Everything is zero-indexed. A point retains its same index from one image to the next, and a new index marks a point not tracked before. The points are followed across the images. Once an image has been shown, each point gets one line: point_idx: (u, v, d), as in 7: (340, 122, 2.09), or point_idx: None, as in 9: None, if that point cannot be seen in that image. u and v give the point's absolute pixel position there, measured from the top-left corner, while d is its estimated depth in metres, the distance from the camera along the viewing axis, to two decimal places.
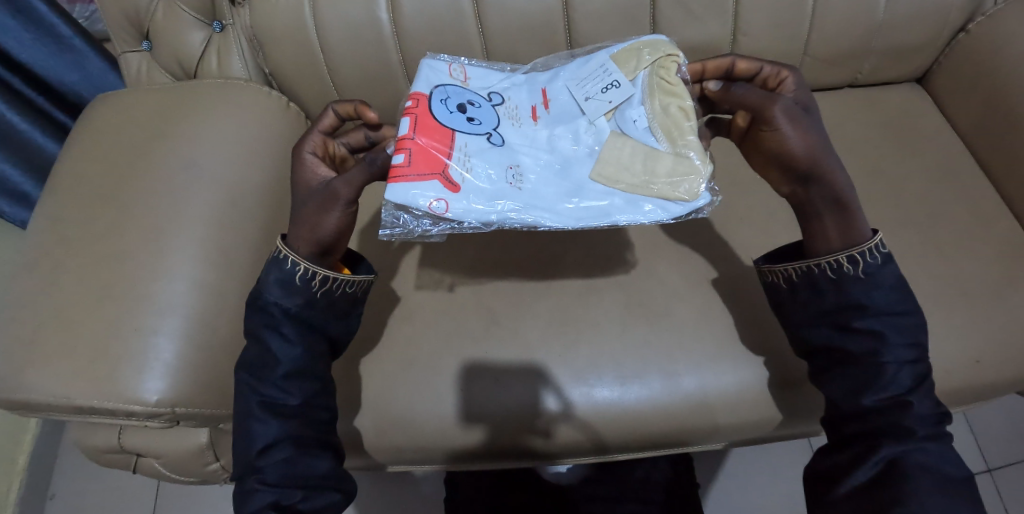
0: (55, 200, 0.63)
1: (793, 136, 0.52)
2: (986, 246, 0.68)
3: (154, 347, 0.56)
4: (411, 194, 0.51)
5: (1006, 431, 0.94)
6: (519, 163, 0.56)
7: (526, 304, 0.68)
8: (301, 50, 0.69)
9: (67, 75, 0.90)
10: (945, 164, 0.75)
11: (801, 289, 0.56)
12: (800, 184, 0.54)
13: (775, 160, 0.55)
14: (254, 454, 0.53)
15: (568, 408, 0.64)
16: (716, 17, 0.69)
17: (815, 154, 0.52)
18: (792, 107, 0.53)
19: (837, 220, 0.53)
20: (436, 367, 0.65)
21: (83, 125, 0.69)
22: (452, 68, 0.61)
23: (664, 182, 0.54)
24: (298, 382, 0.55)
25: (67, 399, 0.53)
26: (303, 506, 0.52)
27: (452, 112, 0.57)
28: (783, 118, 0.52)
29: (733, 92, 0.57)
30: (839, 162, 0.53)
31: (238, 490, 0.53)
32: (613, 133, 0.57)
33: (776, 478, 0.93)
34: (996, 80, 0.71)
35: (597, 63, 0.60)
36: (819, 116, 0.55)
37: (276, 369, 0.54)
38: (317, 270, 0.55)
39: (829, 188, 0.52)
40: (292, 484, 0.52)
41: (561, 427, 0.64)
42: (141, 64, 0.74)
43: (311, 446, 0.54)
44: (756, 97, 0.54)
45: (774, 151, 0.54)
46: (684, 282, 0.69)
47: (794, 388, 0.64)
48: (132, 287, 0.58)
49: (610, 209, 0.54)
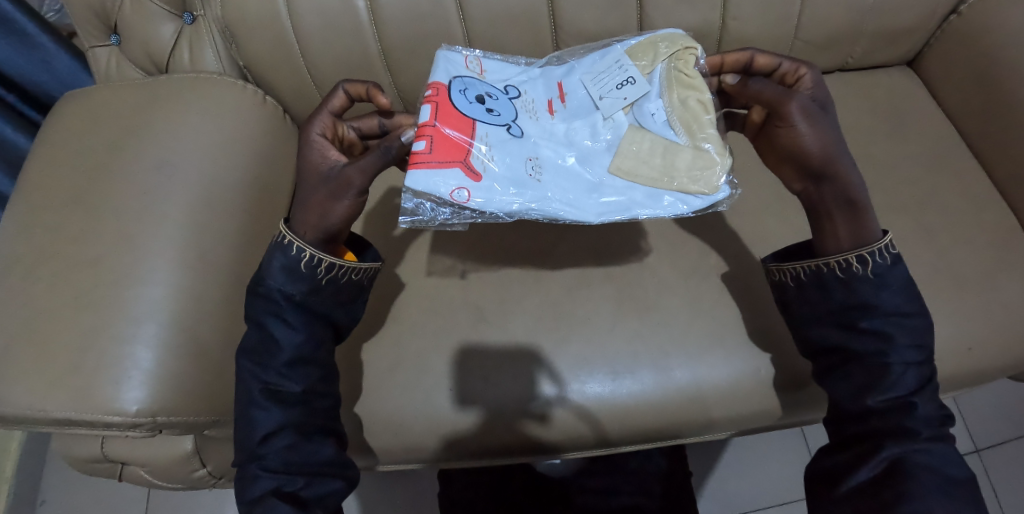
0: (24, 205, 0.61)
1: (808, 133, 0.53)
2: (976, 231, 0.68)
3: (132, 356, 0.54)
4: (433, 182, 0.50)
5: (994, 411, 0.95)
6: (538, 155, 0.55)
7: (514, 301, 0.67)
8: (278, 44, 0.67)
9: (37, 74, 0.86)
10: (935, 147, 0.74)
11: (808, 288, 0.56)
12: (812, 182, 0.56)
13: (789, 156, 0.56)
14: (256, 441, 0.51)
15: (562, 397, 0.63)
16: (704, 2, 0.67)
17: (829, 152, 0.53)
18: (809, 105, 0.54)
19: (849, 220, 0.53)
20: (424, 367, 0.64)
21: (51, 124, 0.66)
22: (468, 60, 0.59)
23: (684, 170, 0.53)
24: (300, 369, 0.53)
25: (43, 412, 0.52)
26: (306, 494, 0.50)
27: (470, 101, 0.55)
28: (799, 115, 0.53)
29: (748, 90, 0.57)
30: (851, 161, 0.54)
31: (238, 477, 0.51)
32: (631, 127, 0.56)
33: (769, 465, 0.93)
34: (986, 63, 0.70)
35: (613, 57, 0.59)
36: (833, 115, 0.55)
37: (278, 356, 0.52)
38: (322, 257, 0.53)
39: (840, 186, 0.53)
40: (294, 470, 0.51)
41: (556, 413, 0.62)
42: (111, 59, 0.71)
43: (315, 433, 0.53)
44: (772, 93, 0.55)
45: (788, 146, 0.55)
46: (675, 274, 0.68)
47: (791, 377, 0.63)
48: (108, 293, 0.56)
49: (627, 206, 0.53)
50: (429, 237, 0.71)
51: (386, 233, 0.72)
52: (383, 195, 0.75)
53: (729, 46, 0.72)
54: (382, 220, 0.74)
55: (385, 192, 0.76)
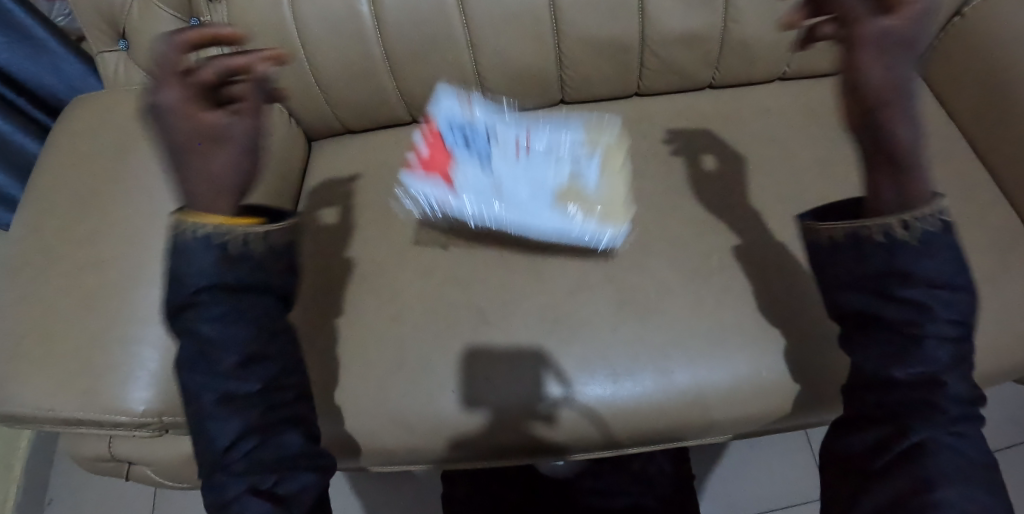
0: (34, 206, 0.62)
1: (878, 74, 0.44)
2: (983, 234, 0.67)
3: (139, 357, 0.55)
4: None
5: (1004, 417, 0.94)
6: None
7: (515, 303, 0.65)
8: (283, 48, 0.68)
9: (46, 78, 0.88)
10: (937, 150, 0.73)
11: (846, 250, 0.52)
12: (865, 131, 0.47)
13: (848, 101, 0.47)
14: (218, 451, 0.50)
15: (570, 396, 0.61)
16: (706, 6, 0.67)
17: (888, 97, 0.45)
18: (890, 40, 0.44)
19: (893, 181, 0.48)
20: (421, 369, 0.63)
21: (60, 128, 0.67)
22: None
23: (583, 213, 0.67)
24: (254, 368, 0.52)
25: (51, 412, 0.53)
26: (281, 489, 0.51)
27: (456, 142, 0.71)
28: (875, 57, 0.44)
29: (829, 22, 0.47)
30: (908, 111, 0.47)
31: (207, 487, 0.51)
32: None
33: (773, 469, 0.93)
34: (990, 63, 0.69)
35: None
36: (912, 57, 0.45)
37: (224, 355, 0.50)
38: (224, 229, 0.50)
39: (895, 145, 0.46)
40: (261, 470, 0.50)
41: (564, 413, 0.61)
42: (120, 64, 0.72)
43: (277, 425, 0.52)
44: (856, 15, 0.44)
45: (852, 88, 0.46)
46: (675, 276, 0.65)
47: (799, 381, 0.61)
48: (115, 295, 0.57)
49: (537, 231, 0.68)
50: (427, 238, 0.70)
51: (383, 234, 0.71)
52: (381, 196, 0.74)
53: (731, 48, 0.72)
54: (379, 221, 0.72)
55: (384, 193, 0.74)
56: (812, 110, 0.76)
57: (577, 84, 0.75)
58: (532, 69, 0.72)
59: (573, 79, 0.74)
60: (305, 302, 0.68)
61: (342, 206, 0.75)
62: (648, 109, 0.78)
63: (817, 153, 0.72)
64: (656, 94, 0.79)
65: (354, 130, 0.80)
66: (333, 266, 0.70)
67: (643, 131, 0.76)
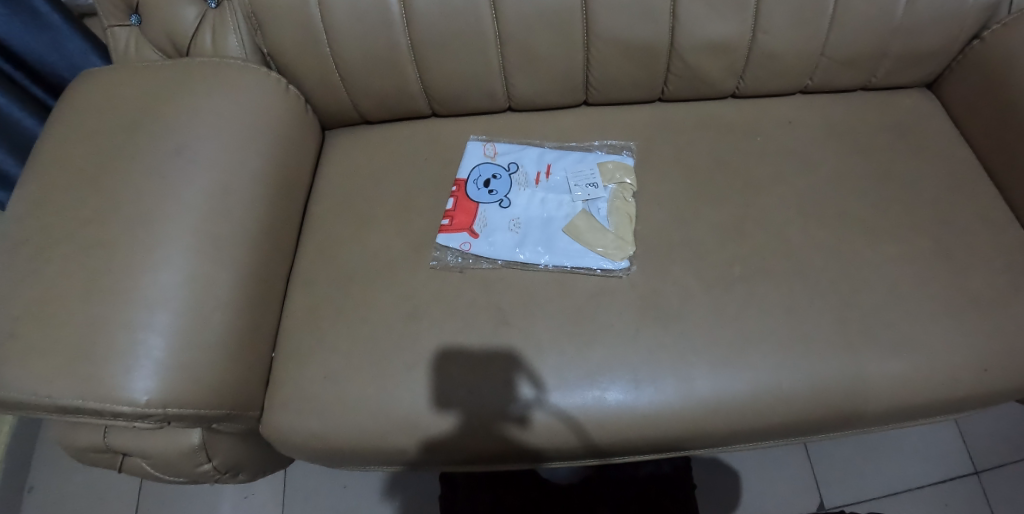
0: (37, 181, 0.59)
1: None
2: (998, 255, 0.67)
3: (143, 344, 0.52)
4: None
5: (998, 438, 0.92)
6: None
7: (536, 304, 0.64)
8: (305, 32, 0.66)
9: (45, 54, 0.84)
10: (955, 168, 0.73)
11: None
12: None
13: None
14: None
15: (566, 386, 0.60)
16: (736, 15, 0.67)
17: None
18: None
19: None
20: (436, 366, 0.62)
21: (66, 103, 0.64)
22: None
23: (600, 252, 0.67)
24: None
25: (51, 398, 0.50)
26: None
27: (479, 188, 0.72)
28: None
29: None
30: None
31: None
32: None
33: (785, 473, 0.90)
34: (1007, 86, 0.70)
35: None
36: None
37: None
38: None
39: None
40: None
41: (537, 417, 0.60)
42: (131, 40, 0.69)
43: None
44: None
45: None
46: (699, 284, 0.65)
47: (816, 394, 0.61)
48: (121, 278, 0.54)
49: (572, 269, 0.66)
50: (446, 235, 0.69)
51: (399, 228, 0.70)
52: (398, 190, 0.73)
53: (757, 60, 0.72)
54: (397, 214, 0.71)
55: (403, 185, 0.73)
56: (832, 124, 0.76)
57: (602, 85, 0.75)
58: (557, 69, 0.72)
59: (599, 80, 0.74)
60: (319, 295, 0.66)
61: (356, 196, 0.73)
62: (671, 114, 0.78)
63: (836, 167, 0.73)
64: (680, 100, 0.79)
65: (372, 119, 0.78)
66: (347, 258, 0.68)
67: (665, 137, 0.76)
